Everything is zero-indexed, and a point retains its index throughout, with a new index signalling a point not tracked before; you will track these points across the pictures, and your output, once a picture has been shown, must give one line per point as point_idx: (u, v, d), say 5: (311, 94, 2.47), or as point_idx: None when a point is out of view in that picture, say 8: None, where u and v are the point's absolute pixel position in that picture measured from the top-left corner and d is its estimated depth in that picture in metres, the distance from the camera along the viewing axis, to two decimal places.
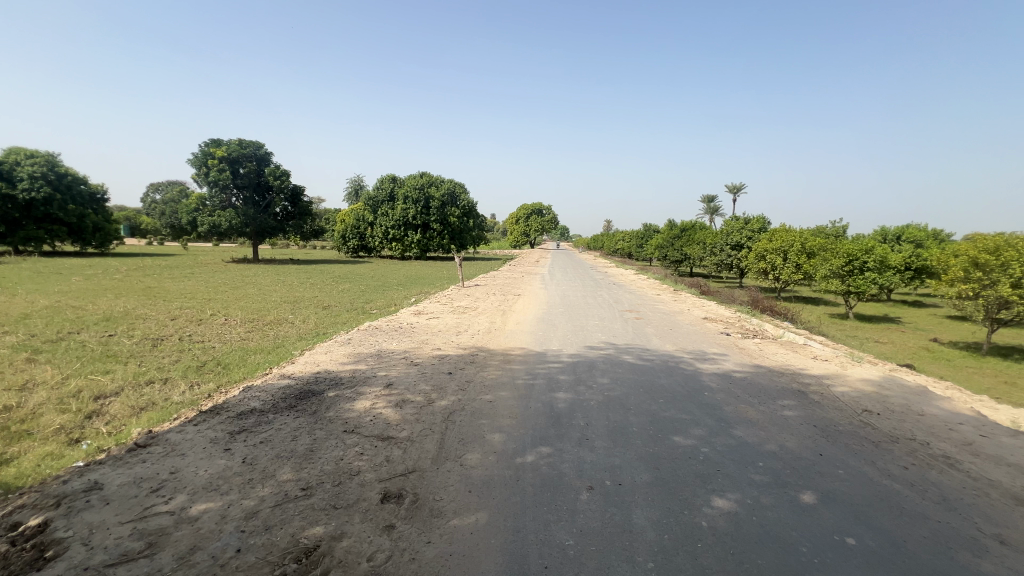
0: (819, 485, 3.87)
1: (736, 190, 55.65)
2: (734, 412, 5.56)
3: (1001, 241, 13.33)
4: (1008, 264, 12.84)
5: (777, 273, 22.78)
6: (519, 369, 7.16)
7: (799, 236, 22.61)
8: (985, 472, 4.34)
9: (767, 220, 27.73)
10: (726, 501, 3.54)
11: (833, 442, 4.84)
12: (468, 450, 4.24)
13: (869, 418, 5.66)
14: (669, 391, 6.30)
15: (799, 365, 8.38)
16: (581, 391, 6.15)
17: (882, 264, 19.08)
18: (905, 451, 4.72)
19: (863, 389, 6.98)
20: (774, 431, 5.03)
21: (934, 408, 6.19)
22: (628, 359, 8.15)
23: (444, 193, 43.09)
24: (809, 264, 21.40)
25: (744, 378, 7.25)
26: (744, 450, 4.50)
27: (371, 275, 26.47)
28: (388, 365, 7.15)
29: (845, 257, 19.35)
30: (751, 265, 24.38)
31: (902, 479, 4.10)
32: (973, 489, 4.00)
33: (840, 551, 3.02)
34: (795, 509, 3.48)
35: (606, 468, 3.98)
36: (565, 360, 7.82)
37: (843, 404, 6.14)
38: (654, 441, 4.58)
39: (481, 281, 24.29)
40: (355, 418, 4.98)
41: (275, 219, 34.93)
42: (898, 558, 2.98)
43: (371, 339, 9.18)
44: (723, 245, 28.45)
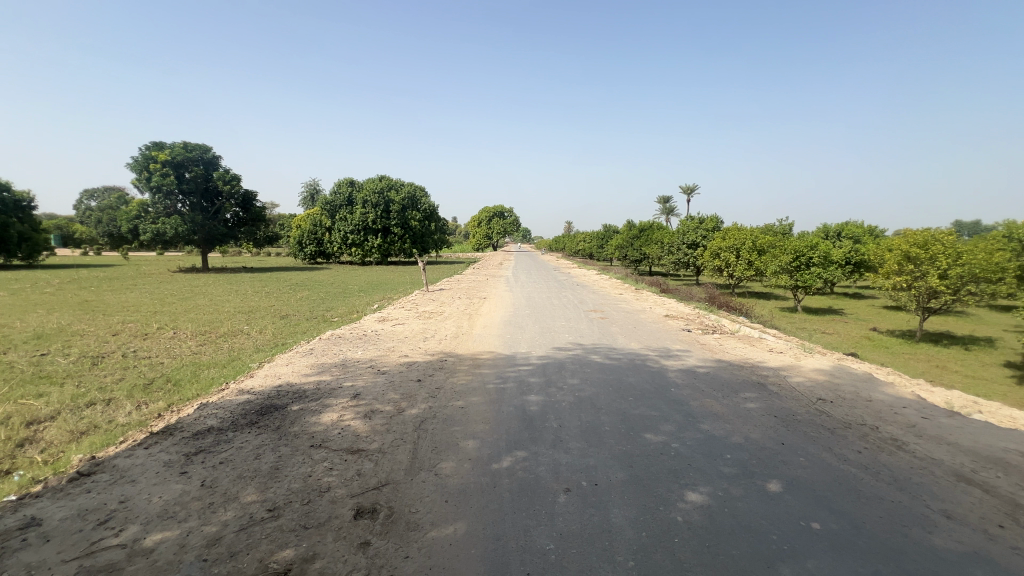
0: (784, 474, 4.03)
1: (689, 192, 57.87)
2: (699, 407, 5.73)
3: (929, 236, 14.44)
4: (936, 258, 13.93)
5: (731, 270, 23.72)
6: (489, 373, 7.10)
7: (750, 234, 23.66)
8: (928, 452, 4.65)
9: (720, 219, 28.80)
10: (699, 495, 3.63)
11: (793, 431, 5.05)
12: (443, 459, 4.17)
13: (823, 406, 5.98)
14: (637, 389, 6.43)
15: (757, 358, 8.75)
16: (551, 392, 6.18)
17: (826, 259, 20.23)
18: (858, 436, 5.00)
19: (817, 378, 7.37)
20: (738, 424, 5.20)
21: (879, 394, 6.62)
22: (596, 359, 8.24)
23: (404, 196, 42.53)
24: (760, 261, 22.42)
25: (707, 373, 7.45)
26: (712, 443, 4.63)
27: (330, 282, 25.66)
28: (353, 375, 6.94)
29: (792, 254, 20.39)
30: (707, 263, 25.31)
31: (857, 463, 4.34)
32: (920, 468, 4.27)
33: (808, 537, 3.13)
34: (761, 498, 3.61)
35: (581, 469, 4.00)
36: (535, 362, 7.86)
37: (800, 394, 6.45)
38: (626, 439, 4.64)
39: (446, 285, 24.05)
40: (322, 432, 4.79)
41: (225, 225, 33.33)
42: (860, 540, 3.12)
43: (335, 348, 8.90)
44: (680, 244, 29.32)
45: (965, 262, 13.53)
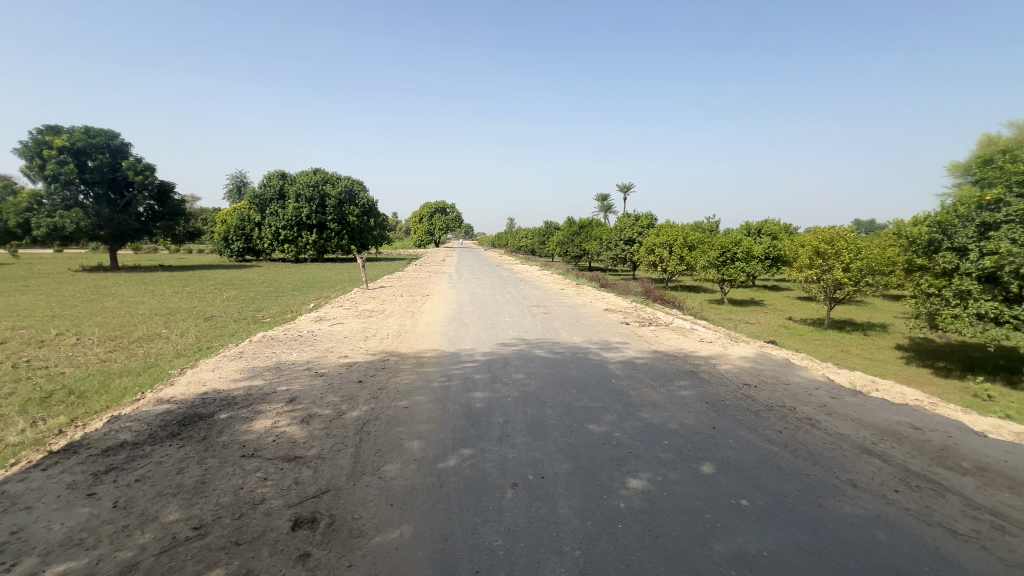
0: (716, 456, 4.29)
1: (625, 190, 60.22)
2: (638, 396, 5.98)
3: (834, 234, 15.87)
4: (841, 253, 15.38)
5: (665, 265, 24.93)
6: (433, 371, 7.00)
7: (681, 231, 24.99)
8: (837, 428, 5.15)
9: (654, 217, 30.17)
10: (640, 480, 3.79)
11: (723, 415, 5.41)
12: (387, 461, 4.04)
13: (748, 391, 6.45)
14: (580, 381, 6.60)
15: (689, 347, 9.28)
16: (497, 388, 6.19)
17: (748, 254, 21.80)
18: (778, 417, 5.44)
19: (742, 365, 7.94)
20: (673, 411, 5.50)
21: (795, 377, 7.24)
22: (540, 353, 8.37)
23: (341, 190, 40.86)
24: (691, 256, 23.74)
25: (645, 364, 7.80)
26: (650, 431, 4.85)
27: (261, 281, 24.18)
28: (289, 379, 6.57)
29: (719, 250, 21.78)
30: (643, 258, 26.45)
31: (778, 442, 4.72)
32: (831, 443, 4.72)
33: (738, 513, 3.36)
34: (696, 480, 3.83)
35: (528, 462, 4.04)
36: (480, 359, 7.85)
37: (728, 381, 6.92)
38: (570, 431, 4.75)
39: (387, 282, 23.40)
40: (254, 440, 4.49)
41: (137, 220, 30.35)
42: (782, 513, 3.39)
43: (267, 351, 8.40)
44: (618, 241, 30.41)
45: (864, 257, 15.09)
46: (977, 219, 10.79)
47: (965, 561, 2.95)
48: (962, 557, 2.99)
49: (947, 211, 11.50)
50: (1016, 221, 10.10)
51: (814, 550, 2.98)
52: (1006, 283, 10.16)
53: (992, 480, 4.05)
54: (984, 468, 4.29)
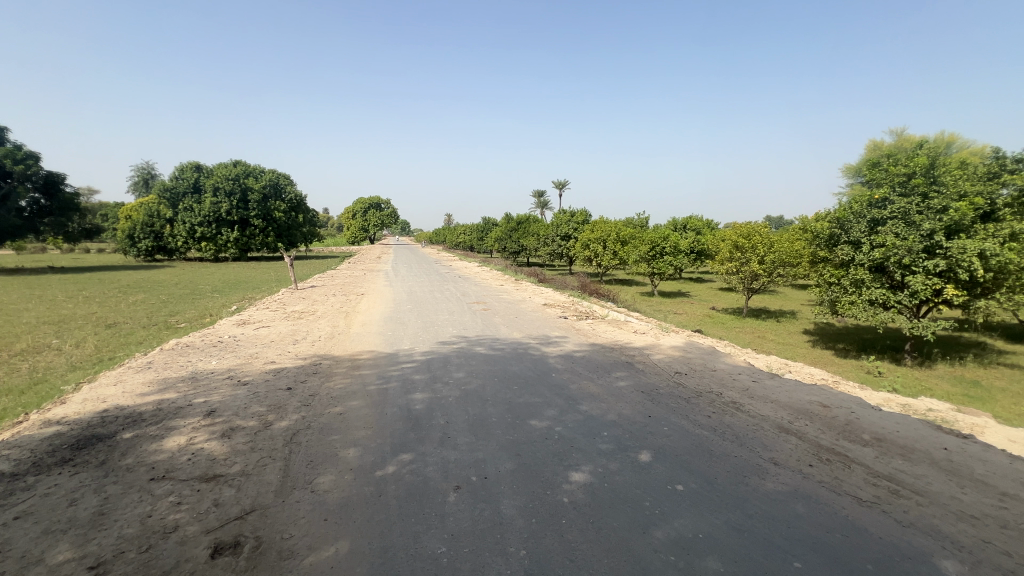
0: (652, 444, 4.46)
1: (560, 187, 61.52)
2: (578, 389, 6.09)
3: (750, 229, 17.14)
4: (756, 247, 16.65)
5: (600, 260, 25.74)
6: (370, 374, 6.70)
7: (614, 227, 25.92)
8: (759, 410, 5.55)
9: (589, 213, 31.05)
10: (582, 474, 3.84)
11: (657, 403, 5.64)
12: (320, 473, 3.80)
13: (680, 379, 6.79)
14: (521, 377, 6.61)
15: (624, 339, 9.62)
16: (437, 388, 6.05)
17: (676, 249, 23.05)
18: (707, 402, 5.77)
19: (674, 354, 8.35)
20: (612, 402, 5.65)
21: (721, 364, 7.73)
22: (481, 351, 8.30)
23: (264, 184, 38.29)
24: (623, 251, 24.70)
25: (584, 357, 7.97)
26: (591, 423, 4.95)
27: (174, 282, 22.13)
28: (207, 389, 6.01)
29: (650, 244, 22.84)
30: (578, 254, 27.15)
31: (707, 426, 4.99)
32: (753, 424, 5.07)
33: (675, 498, 3.50)
34: (635, 469, 3.94)
35: (470, 463, 3.97)
36: (419, 358, 7.64)
37: (661, 370, 7.25)
38: (513, 428, 4.73)
39: (318, 281, 22.26)
40: (165, 460, 4.05)
41: (19, 215, 26.63)
42: (714, 495, 3.58)
43: (182, 360, 7.65)
44: (555, 237, 30.99)
45: (776, 250, 16.47)
46: (868, 216, 12.13)
47: (868, 525, 3.27)
48: (867, 521, 3.30)
49: (844, 209, 12.79)
50: (899, 217, 11.52)
51: (743, 528, 3.16)
52: (892, 272, 11.49)
53: (887, 449, 4.54)
54: (880, 438, 4.79)
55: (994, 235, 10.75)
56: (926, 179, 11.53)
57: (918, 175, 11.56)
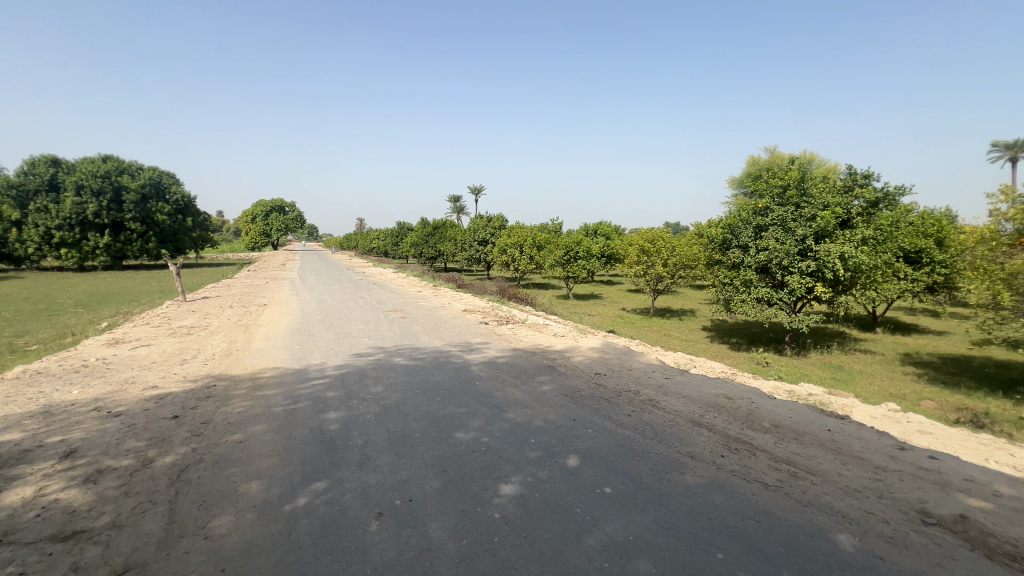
0: (579, 448, 4.49)
1: (476, 193, 61.73)
2: (503, 397, 6.00)
3: (654, 234, 18.36)
4: (660, 251, 17.86)
5: (517, 265, 26.07)
6: (275, 394, 6.05)
7: (530, 232, 26.43)
8: (673, 406, 5.85)
9: (505, 218, 31.41)
10: (512, 485, 3.73)
11: (581, 406, 5.72)
12: (216, 514, 3.30)
13: (600, 380, 6.97)
14: (444, 387, 6.37)
15: (545, 343, 9.75)
16: (353, 405, 5.61)
17: (588, 253, 24.04)
18: (626, 402, 5.97)
19: (592, 356, 8.61)
20: (537, 407, 5.63)
21: (636, 363, 8.10)
22: (400, 361, 7.91)
23: (142, 183, 33.84)
24: (539, 255, 25.26)
25: (506, 363, 7.92)
26: (517, 431, 4.87)
27: (22, 296, 18.62)
28: (65, 425, 5.02)
29: (564, 249, 23.58)
30: (496, 259, 27.27)
31: (629, 425, 5.14)
32: (670, 420, 5.33)
33: (604, 501, 3.53)
34: (563, 475, 3.92)
35: (393, 486, 3.68)
36: (331, 373, 7.08)
37: (581, 372, 7.40)
38: (437, 443, 4.50)
39: (210, 291, 20.04)
40: (3, 520, 3.27)
41: None
42: (640, 494, 3.66)
43: (32, 391, 6.36)
44: (472, 242, 30.91)
45: (678, 254, 17.80)
46: (754, 222, 13.50)
47: (774, 508, 3.53)
48: (773, 504, 3.57)
49: (733, 216, 14.12)
50: (779, 224, 12.97)
51: (668, 525, 3.25)
52: (774, 273, 12.90)
53: (783, 435, 4.99)
54: (777, 425, 5.27)
55: (851, 240, 12.49)
56: (798, 191, 13.12)
57: (792, 188, 13.12)
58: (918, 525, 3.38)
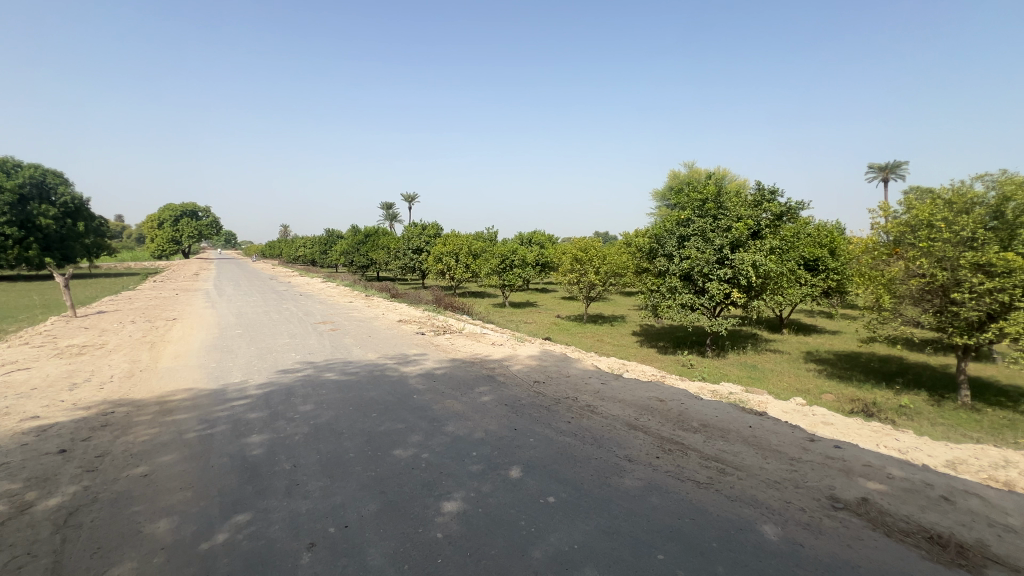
0: (520, 458, 4.46)
1: (409, 200, 60.58)
2: (442, 409, 5.85)
3: (587, 243, 18.97)
4: (592, 260, 18.47)
5: (452, 273, 25.80)
6: (187, 419, 5.47)
7: (465, 240, 26.30)
8: (610, 410, 6.01)
9: (440, 227, 31.06)
10: (454, 502, 3.62)
11: (521, 415, 5.71)
12: (114, 563, 2.89)
13: (539, 388, 7.02)
14: (380, 402, 6.10)
15: (483, 352, 9.67)
16: (280, 426, 5.21)
17: (523, 262, 24.33)
18: (565, 409, 6.05)
19: (531, 364, 8.66)
20: (477, 419, 5.54)
21: (573, 369, 8.26)
22: (331, 376, 7.48)
23: (20, 182, 29.61)
24: (475, 264, 25.19)
25: (445, 374, 7.75)
26: (458, 444, 4.76)
27: None
28: None
29: (500, 258, 23.69)
30: (431, 267, 26.81)
31: (569, 433, 5.21)
32: (608, 425, 5.47)
33: (548, 511, 3.52)
34: (506, 487, 3.88)
35: (327, 512, 3.44)
36: (254, 392, 6.55)
37: (521, 380, 7.41)
38: (374, 463, 4.28)
39: (107, 305, 17.89)
40: None
41: None
42: (582, 501, 3.70)
43: None
44: (406, 250, 30.20)
45: (608, 262, 18.50)
46: (677, 232, 14.37)
47: (706, 504, 3.71)
48: (706, 501, 3.76)
49: (659, 227, 14.94)
50: (699, 234, 13.91)
51: (611, 530, 3.30)
52: (696, 280, 13.78)
53: (711, 433, 5.30)
54: (705, 424, 5.58)
55: (762, 249, 13.66)
56: (715, 204, 14.14)
57: (710, 201, 14.13)
58: (829, 511, 3.70)
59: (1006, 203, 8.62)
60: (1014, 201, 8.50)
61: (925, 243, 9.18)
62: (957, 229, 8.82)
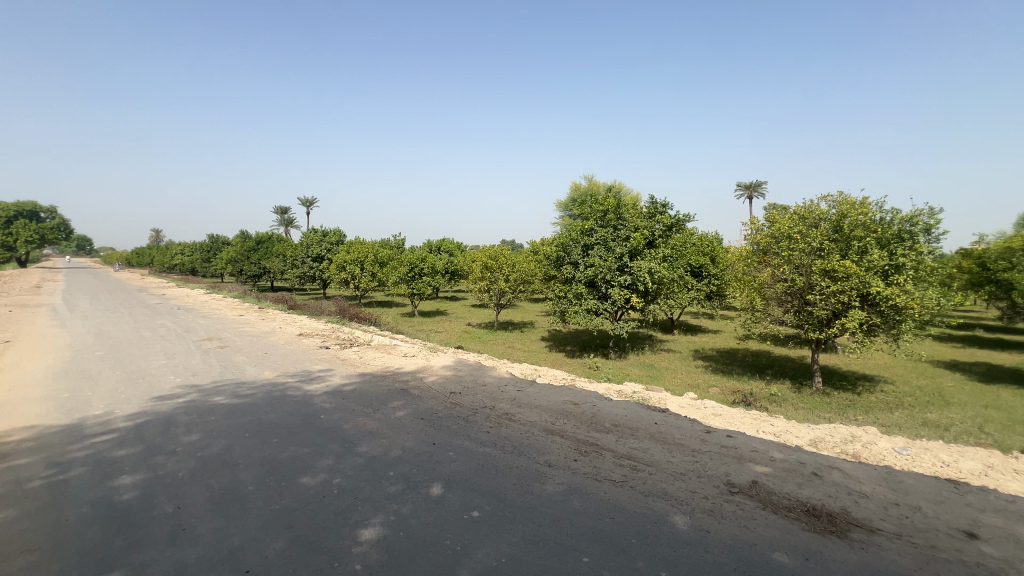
0: (441, 474, 4.33)
1: (307, 204, 56.69)
2: (353, 428, 5.49)
3: (497, 251, 19.19)
4: (502, 267, 18.73)
5: (357, 282, 24.55)
6: (30, 463, 4.51)
7: (371, 248, 25.23)
8: (528, 417, 6.07)
9: (343, 233, 29.50)
10: (372, 529, 3.39)
11: (439, 429, 5.55)
12: None
13: (456, 399, 6.89)
14: (282, 426, 5.56)
15: (394, 364, 9.29)
16: (158, 462, 4.51)
17: (433, 270, 23.92)
18: (483, 418, 6.01)
19: (446, 374, 8.49)
20: (393, 436, 5.28)
21: (488, 378, 8.24)
22: (221, 400, 6.68)
23: None
24: (382, 272, 24.25)
25: (354, 390, 7.31)
26: (373, 465, 4.48)
27: None
28: None
29: (408, 266, 23.06)
30: (333, 276, 25.28)
31: (488, 442, 5.17)
32: (526, 432, 5.52)
33: (473, 527, 3.45)
34: (428, 506, 3.72)
35: (223, 558, 3.02)
36: (122, 425, 5.61)
37: (436, 392, 7.22)
38: (278, 494, 3.87)
39: None
40: None
41: None
42: (507, 512, 3.67)
43: None
44: (305, 258, 28.18)
45: (517, 270, 18.87)
46: (581, 241, 15.09)
47: (623, 502, 3.89)
48: (622, 499, 3.93)
49: (565, 236, 15.59)
50: (601, 243, 14.76)
51: (537, 538, 3.32)
52: (599, 286, 14.57)
53: (622, 432, 5.59)
54: (616, 424, 5.89)
55: (656, 257, 14.84)
56: (615, 215, 15.13)
57: (610, 212, 15.07)
58: (727, 495, 4.08)
59: (843, 219, 10.32)
60: (849, 218, 10.21)
61: (786, 252, 10.64)
62: (808, 241, 10.35)
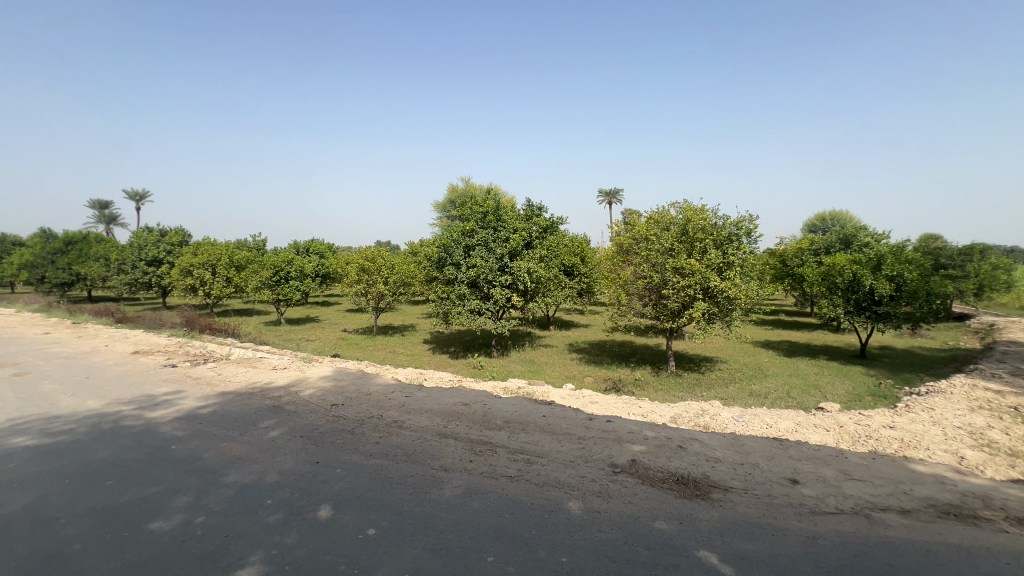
0: (329, 494, 3.99)
1: (136, 198, 47.90)
2: (218, 456, 4.77)
3: (374, 253, 18.32)
4: (380, 270, 17.94)
5: (207, 289, 21.44)
6: None
7: (224, 250, 22.25)
8: (420, 423, 5.89)
9: (187, 233, 25.57)
10: (251, 569, 2.98)
11: (322, 445, 5.11)
12: None
13: (338, 411, 6.39)
14: (118, 464, 4.61)
15: (262, 380, 8.29)
16: None
17: (301, 273, 21.93)
18: (371, 429, 5.67)
19: (324, 386, 7.83)
20: (268, 459, 4.71)
21: (374, 385, 7.81)
22: (23, 441, 5.29)
23: None
24: (239, 277, 21.52)
25: (213, 412, 6.37)
26: (246, 495, 3.95)
27: None
28: None
29: (272, 269, 20.81)
30: (175, 282, 21.73)
31: (379, 454, 4.90)
32: (418, 438, 5.35)
33: (371, 545, 3.24)
34: (318, 531, 3.41)
35: None
36: None
37: (315, 406, 6.63)
38: (123, 546, 3.21)
39: None
40: None
41: None
42: (405, 524, 3.52)
43: None
44: (136, 262, 23.76)
45: (397, 272, 18.22)
46: (463, 242, 15.15)
47: (520, 496, 4.00)
48: (519, 493, 4.03)
49: (446, 237, 15.51)
50: (483, 244, 14.99)
51: (439, 546, 3.23)
52: (481, 286, 14.75)
53: (513, 428, 5.74)
54: (506, 420, 6.02)
55: (534, 258, 15.52)
56: (494, 217, 15.50)
57: (490, 214, 15.41)
58: (611, 476, 4.44)
59: (688, 223, 11.93)
60: (692, 223, 11.85)
61: (645, 252, 11.94)
62: (662, 242, 11.75)
